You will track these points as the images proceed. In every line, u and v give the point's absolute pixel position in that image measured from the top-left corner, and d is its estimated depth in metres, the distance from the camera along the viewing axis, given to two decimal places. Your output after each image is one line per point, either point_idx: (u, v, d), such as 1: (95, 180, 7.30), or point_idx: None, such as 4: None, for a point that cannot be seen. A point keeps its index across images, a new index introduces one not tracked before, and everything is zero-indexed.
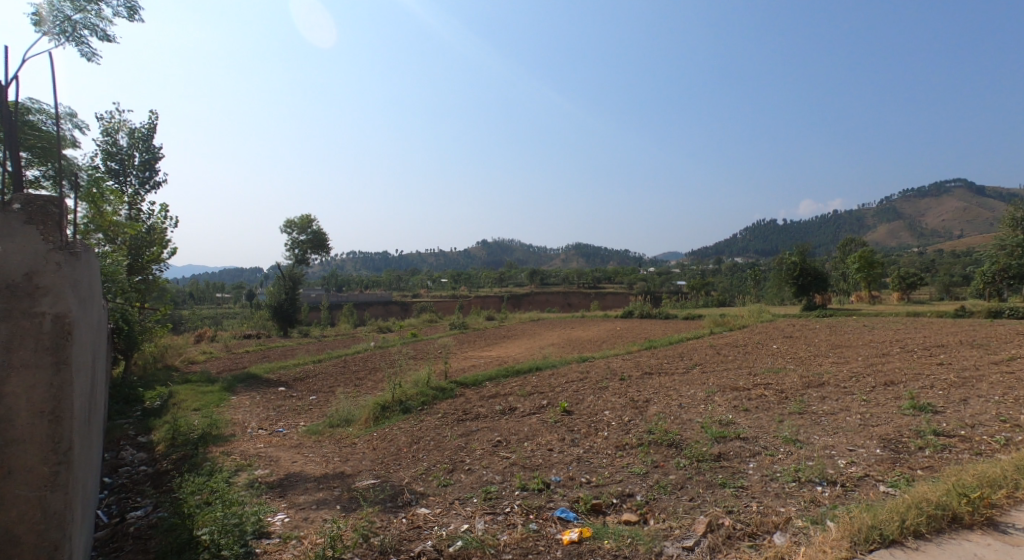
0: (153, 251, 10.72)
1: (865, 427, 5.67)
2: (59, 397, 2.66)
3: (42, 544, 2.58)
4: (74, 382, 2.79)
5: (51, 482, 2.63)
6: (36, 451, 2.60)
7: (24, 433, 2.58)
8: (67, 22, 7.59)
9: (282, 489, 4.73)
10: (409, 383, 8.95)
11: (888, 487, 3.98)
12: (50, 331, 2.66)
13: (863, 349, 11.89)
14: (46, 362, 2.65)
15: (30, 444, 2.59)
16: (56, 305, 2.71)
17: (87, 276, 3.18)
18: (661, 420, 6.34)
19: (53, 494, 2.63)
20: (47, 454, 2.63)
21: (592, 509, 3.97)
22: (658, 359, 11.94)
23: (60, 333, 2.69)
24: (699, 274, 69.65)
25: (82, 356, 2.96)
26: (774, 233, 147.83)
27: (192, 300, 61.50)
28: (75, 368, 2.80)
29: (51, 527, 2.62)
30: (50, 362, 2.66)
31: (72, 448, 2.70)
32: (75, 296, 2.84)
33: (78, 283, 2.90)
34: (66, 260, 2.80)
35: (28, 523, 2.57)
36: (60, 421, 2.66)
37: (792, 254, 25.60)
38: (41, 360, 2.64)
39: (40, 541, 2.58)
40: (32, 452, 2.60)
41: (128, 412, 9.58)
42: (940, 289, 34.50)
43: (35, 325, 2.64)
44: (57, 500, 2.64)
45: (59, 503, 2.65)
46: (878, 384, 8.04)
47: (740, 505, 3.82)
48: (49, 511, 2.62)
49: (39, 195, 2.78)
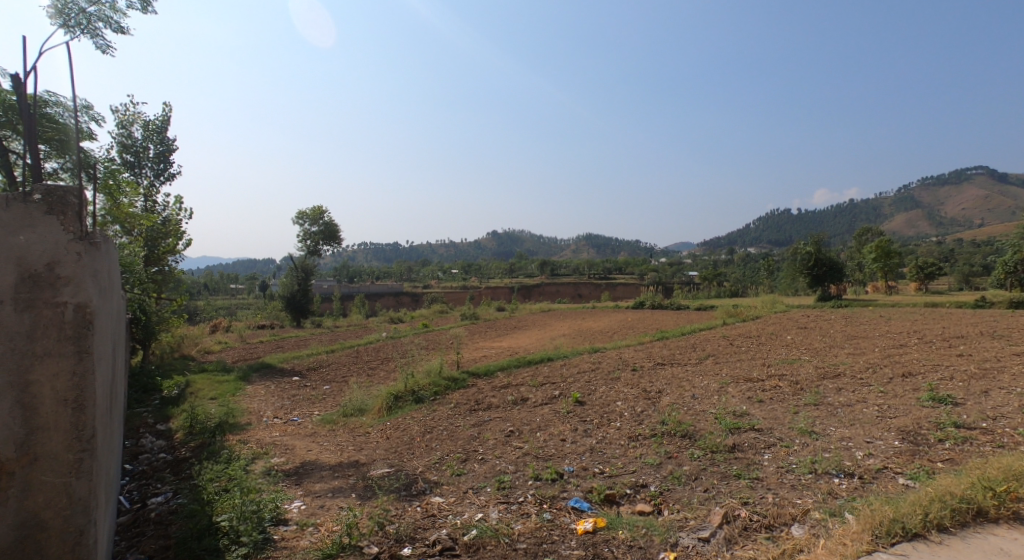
0: (169, 243, 10.85)
1: (883, 419, 5.60)
2: (82, 385, 2.68)
3: (67, 529, 2.64)
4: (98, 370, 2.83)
5: (75, 469, 2.67)
6: (60, 439, 2.64)
7: (49, 420, 2.63)
8: (82, 14, 7.64)
9: (298, 477, 4.79)
10: (422, 373, 9.01)
11: (908, 479, 3.93)
12: (72, 321, 2.68)
13: (880, 341, 11.71)
14: (68, 350, 2.67)
15: (55, 431, 2.63)
16: (77, 295, 2.72)
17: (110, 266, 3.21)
18: (675, 411, 6.31)
19: (78, 480, 2.67)
20: (71, 442, 2.66)
21: (606, 499, 3.97)
22: (671, 350, 11.90)
23: (81, 323, 2.71)
24: (712, 265, 68.96)
25: (105, 345, 3.01)
26: (788, 223, 145.92)
27: (207, 291, 62.47)
28: (99, 356, 2.84)
29: (76, 512, 2.66)
30: (72, 350, 2.67)
31: (95, 435, 2.73)
32: (96, 286, 2.85)
33: (99, 273, 2.92)
34: (87, 250, 2.80)
35: (54, 508, 2.62)
36: (83, 409, 2.70)
37: (807, 244, 25.24)
38: (64, 349, 2.67)
39: (66, 526, 2.64)
40: (56, 439, 2.63)
41: (146, 401, 9.78)
42: (959, 279, 33.78)
43: (57, 314, 2.67)
44: (82, 487, 2.67)
45: (83, 490, 2.68)
46: (896, 375, 7.94)
47: (756, 496, 3.81)
48: (75, 497, 2.66)
49: (57, 184, 2.76)
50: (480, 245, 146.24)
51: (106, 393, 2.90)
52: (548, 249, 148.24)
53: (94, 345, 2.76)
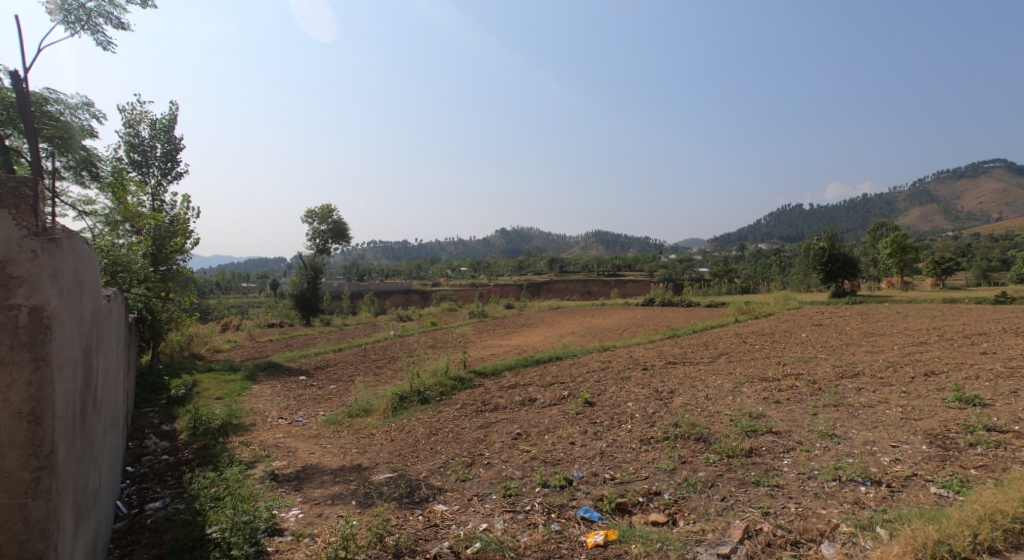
0: (177, 242, 10.73)
1: (907, 421, 5.35)
2: (39, 396, 2.44)
3: (23, 556, 2.36)
4: (63, 378, 2.59)
5: (32, 488, 2.41)
6: (15, 456, 2.38)
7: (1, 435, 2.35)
8: (82, 10, 7.54)
9: (298, 483, 4.63)
10: (428, 373, 8.85)
11: (940, 488, 3.69)
12: (26, 326, 2.42)
13: (899, 338, 11.37)
14: (24, 358, 2.40)
15: (9, 448, 2.36)
16: (33, 297, 2.46)
17: (90, 267, 2.99)
18: (688, 413, 6.09)
19: (35, 501, 2.42)
20: (27, 459, 2.40)
21: (617, 508, 3.77)
22: (682, 348, 11.65)
23: (37, 327, 2.44)
24: (723, 261, 68.33)
25: (80, 353, 2.78)
26: (800, 219, 144.36)
27: (219, 289, 63.06)
28: (65, 363, 2.61)
29: (34, 536, 2.39)
30: (28, 358, 2.42)
31: (54, 451, 2.49)
32: (55, 288, 2.59)
33: (59, 272, 2.63)
34: (43, 247, 2.52)
35: (9, 532, 2.34)
36: (40, 423, 2.44)
37: (821, 239, 24.78)
38: (17, 356, 2.40)
39: (22, 552, 2.36)
40: (10, 457, 2.37)
41: (153, 400, 9.73)
42: (977, 273, 33.02)
43: (10, 318, 2.39)
44: (39, 508, 2.42)
45: (40, 511, 2.42)
46: (918, 375, 7.63)
47: (777, 506, 3.61)
48: (32, 519, 2.40)
49: (8, 174, 2.45)
50: (489, 243, 146.28)
51: (72, 403, 2.65)
52: (557, 246, 147.97)
53: (53, 352, 2.52)
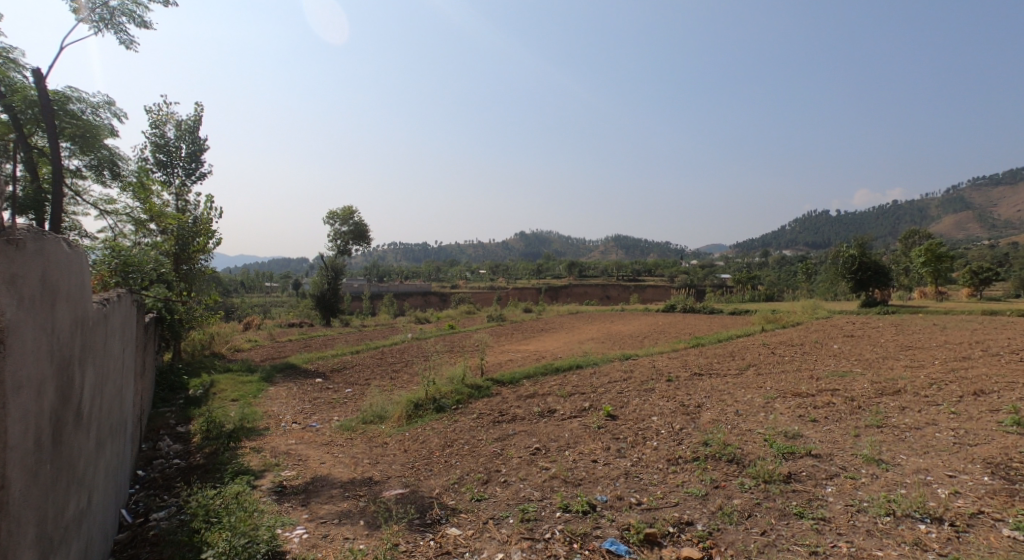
0: (200, 242, 10.59)
1: (962, 447, 4.91)
2: None
3: None
4: (19, 400, 2.15)
5: None
6: None
7: None
8: (105, 8, 7.49)
9: (305, 497, 4.41)
10: (444, 380, 8.58)
11: (1012, 530, 3.30)
12: None
13: (939, 353, 10.74)
14: None
15: None
16: None
17: (62, 269, 2.54)
18: (718, 430, 5.71)
19: None
20: None
21: (646, 540, 3.46)
22: (708, 358, 11.23)
23: None
24: (745, 267, 66.92)
25: (44, 368, 2.35)
26: (826, 225, 141.16)
27: (243, 288, 64.10)
28: (23, 383, 2.17)
29: None
30: None
31: (7, 485, 2.05)
32: (13, 298, 2.12)
33: (16, 279, 2.16)
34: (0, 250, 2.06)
35: None
36: None
37: (852, 247, 23.89)
38: None
39: None
40: None
41: (171, 400, 9.70)
42: (1016, 284, 31.68)
43: None
44: None
45: None
46: (966, 394, 7.12)
47: (825, 545, 3.28)
48: None
49: None
50: (509, 246, 146.41)
51: (26, 428, 2.18)
52: (576, 250, 147.22)
53: (8, 372, 2.06)
